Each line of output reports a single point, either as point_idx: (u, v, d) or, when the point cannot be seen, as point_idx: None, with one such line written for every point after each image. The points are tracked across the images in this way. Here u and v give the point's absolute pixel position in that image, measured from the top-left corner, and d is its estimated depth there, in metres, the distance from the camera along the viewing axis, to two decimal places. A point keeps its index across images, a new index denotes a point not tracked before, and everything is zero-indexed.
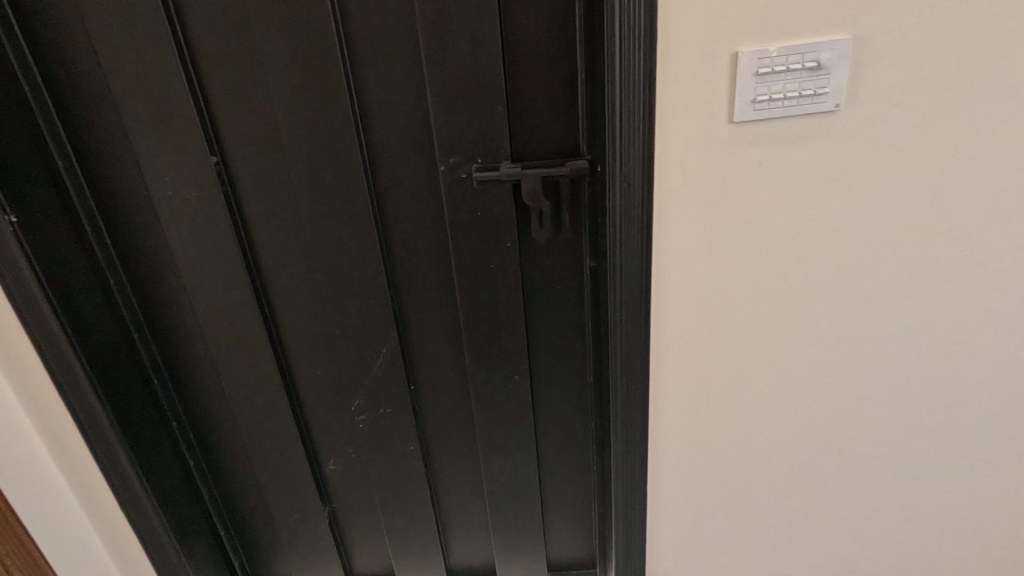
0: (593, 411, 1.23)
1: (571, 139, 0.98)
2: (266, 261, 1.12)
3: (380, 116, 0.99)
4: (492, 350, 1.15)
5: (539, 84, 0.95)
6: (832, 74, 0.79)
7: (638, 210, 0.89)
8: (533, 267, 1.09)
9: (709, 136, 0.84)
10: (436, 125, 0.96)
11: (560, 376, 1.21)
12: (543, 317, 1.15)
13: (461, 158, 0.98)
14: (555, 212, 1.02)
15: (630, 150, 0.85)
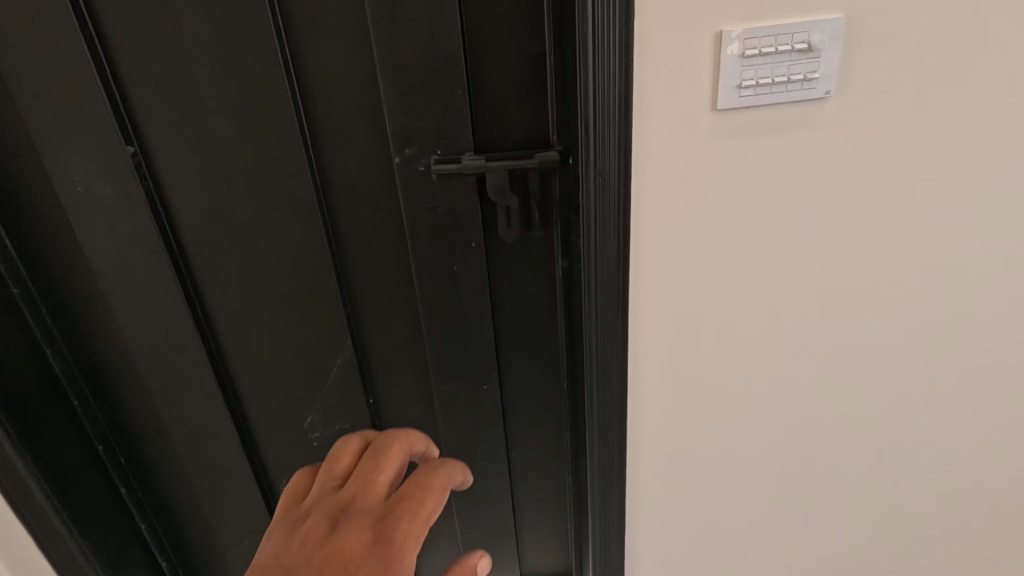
0: (567, 418, 1.16)
1: (540, 128, 0.89)
2: (201, 265, 0.99)
3: (325, 102, 0.88)
4: (458, 359, 1.06)
5: (504, 66, 0.85)
6: (823, 58, 0.72)
7: (614, 209, 0.81)
8: (501, 268, 1.00)
9: (690, 126, 0.77)
10: (389, 113, 0.85)
11: (532, 384, 1.13)
12: (512, 322, 1.06)
13: (419, 149, 0.87)
14: (524, 208, 0.93)
15: (605, 141, 0.77)
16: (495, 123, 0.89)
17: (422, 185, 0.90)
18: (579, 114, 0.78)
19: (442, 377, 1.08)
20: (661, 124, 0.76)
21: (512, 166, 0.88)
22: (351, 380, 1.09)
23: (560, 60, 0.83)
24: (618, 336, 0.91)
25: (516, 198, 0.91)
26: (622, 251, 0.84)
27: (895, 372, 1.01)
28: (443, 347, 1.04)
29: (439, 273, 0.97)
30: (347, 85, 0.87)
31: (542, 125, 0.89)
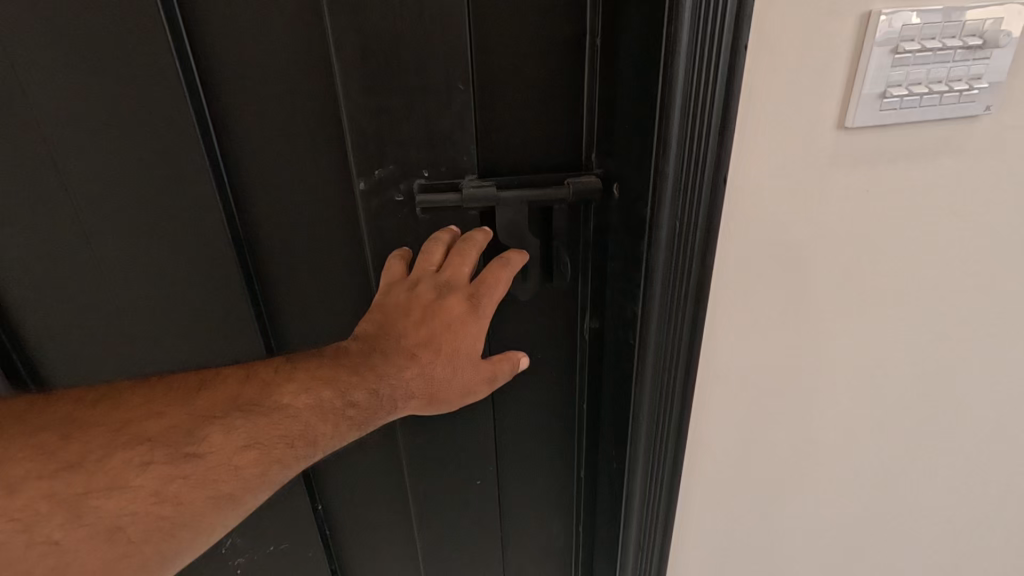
0: (582, 513, 0.90)
1: (570, 142, 0.63)
2: (39, 341, 0.62)
3: (244, 94, 0.56)
4: (441, 455, 0.77)
5: (523, 52, 0.58)
6: (994, 60, 0.51)
7: (692, 266, 0.55)
8: (505, 334, 0.73)
9: (807, 149, 0.53)
10: (350, 113, 0.55)
11: (536, 475, 0.86)
12: (515, 400, 0.79)
13: (397, 171, 0.58)
14: (544, 253, 0.66)
15: (692, 170, 0.51)
16: (507, 134, 0.61)
17: (399, 222, 0.60)
18: (648, 126, 0.52)
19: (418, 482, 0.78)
20: (768, 145, 0.52)
21: (535, 199, 0.60)
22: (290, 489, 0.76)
23: (611, 49, 0.57)
24: (678, 432, 0.66)
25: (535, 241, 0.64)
26: (697, 324, 0.59)
27: (1001, 460, 0.81)
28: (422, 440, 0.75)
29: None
30: (279, 67, 0.55)
31: (574, 138, 0.63)
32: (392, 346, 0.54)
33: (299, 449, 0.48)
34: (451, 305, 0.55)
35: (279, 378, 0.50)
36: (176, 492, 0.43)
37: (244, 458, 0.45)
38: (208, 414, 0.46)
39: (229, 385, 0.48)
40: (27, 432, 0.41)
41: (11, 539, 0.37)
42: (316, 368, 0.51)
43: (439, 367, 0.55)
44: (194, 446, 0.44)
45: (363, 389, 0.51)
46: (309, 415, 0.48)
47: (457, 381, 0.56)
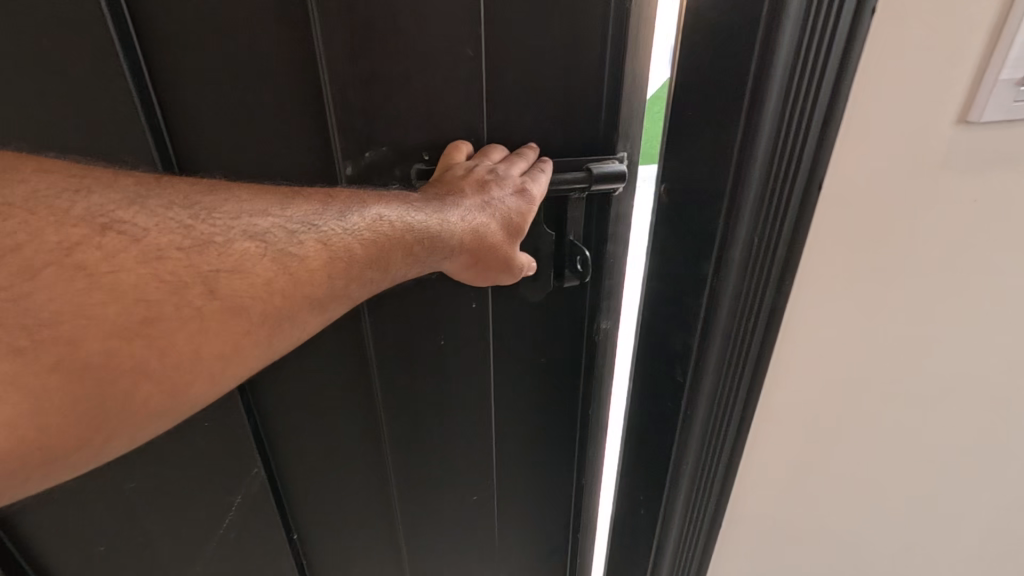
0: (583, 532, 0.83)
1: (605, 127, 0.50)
2: None
3: (187, 49, 0.39)
4: (433, 463, 0.68)
5: (557, 9, 0.44)
6: None
7: (768, 282, 0.45)
8: (517, 346, 0.62)
9: (923, 145, 0.42)
10: (334, 83, 0.42)
11: (536, 496, 0.77)
12: (515, 411, 0.67)
13: (389, 154, 0.46)
14: (561, 251, 0.55)
15: (787, 166, 0.40)
16: (528, 115, 0.48)
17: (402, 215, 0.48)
18: (727, 116, 0.40)
19: (408, 494, 0.70)
20: (872, 145, 0.41)
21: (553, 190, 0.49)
22: (260, 524, 0.64)
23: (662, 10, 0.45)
24: (725, 469, 0.58)
25: (554, 238, 0.54)
26: (763, 358, 0.50)
27: None
28: (412, 449, 0.66)
29: (413, 334, 0.57)
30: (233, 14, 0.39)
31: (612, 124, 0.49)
32: (459, 196, 0.42)
33: (373, 274, 0.39)
34: (520, 181, 0.44)
35: (359, 198, 0.39)
36: (283, 287, 0.34)
37: (332, 270, 0.36)
38: (309, 223, 0.36)
39: (318, 197, 0.38)
40: (154, 197, 0.32)
41: (165, 296, 0.30)
42: (380, 197, 0.40)
43: (497, 231, 0.44)
44: (297, 247, 0.35)
45: (432, 227, 0.41)
46: (385, 241, 0.38)
47: (509, 255, 0.46)
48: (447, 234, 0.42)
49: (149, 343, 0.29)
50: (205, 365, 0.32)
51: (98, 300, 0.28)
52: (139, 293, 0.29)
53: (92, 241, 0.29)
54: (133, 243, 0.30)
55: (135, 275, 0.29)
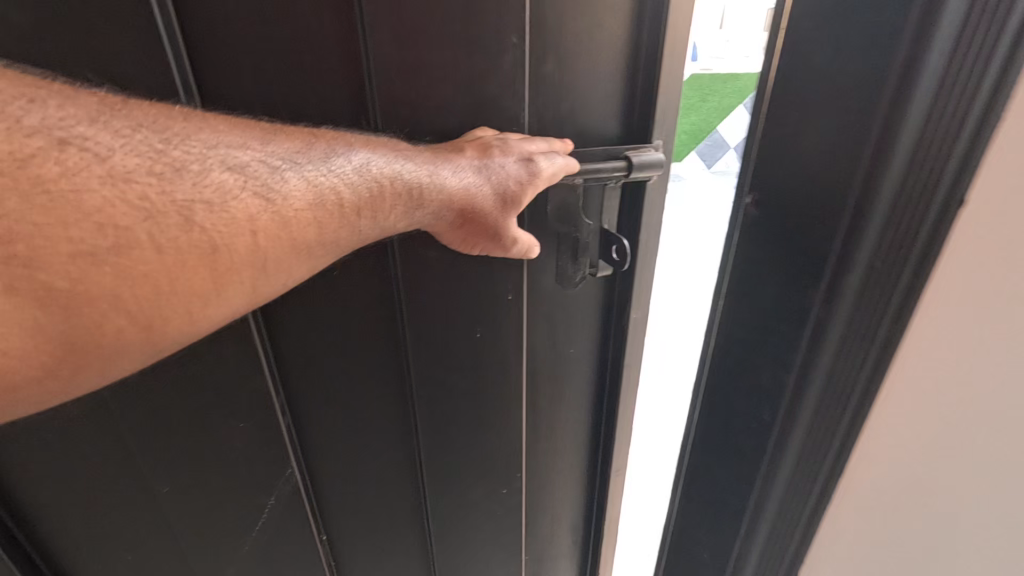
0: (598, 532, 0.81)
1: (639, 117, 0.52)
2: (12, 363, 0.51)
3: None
4: (466, 455, 0.66)
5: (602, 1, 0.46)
6: None
7: (898, 285, 0.40)
8: (550, 341, 0.62)
9: None
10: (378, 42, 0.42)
11: (558, 492, 0.76)
12: (542, 399, 0.66)
13: (405, 117, 0.45)
14: (602, 238, 0.55)
15: (933, 148, 0.36)
16: (567, 101, 0.50)
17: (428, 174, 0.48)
18: (862, 119, 0.38)
19: (439, 486, 0.67)
20: None
21: (594, 177, 0.51)
22: (293, 527, 0.63)
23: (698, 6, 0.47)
24: (816, 515, 0.52)
25: (595, 226, 0.55)
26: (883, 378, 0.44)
27: None
28: (446, 440, 0.63)
29: (445, 314, 0.55)
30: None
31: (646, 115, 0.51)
32: (455, 155, 0.43)
33: (362, 220, 0.39)
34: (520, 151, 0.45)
35: (347, 141, 0.39)
36: (258, 227, 0.33)
37: (319, 215, 0.36)
38: (292, 162, 0.35)
39: (302, 136, 0.37)
40: (120, 118, 0.29)
41: (134, 223, 0.28)
42: (378, 142, 0.41)
43: (491, 198, 0.46)
44: (276, 186, 0.34)
45: (421, 180, 0.42)
46: (371, 188, 0.39)
47: (502, 224, 0.47)
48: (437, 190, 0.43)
49: (121, 271, 0.28)
50: (178, 300, 0.30)
51: (54, 221, 0.26)
52: (102, 219, 0.27)
53: (48, 155, 0.26)
54: (96, 162, 0.27)
55: (98, 196, 0.27)
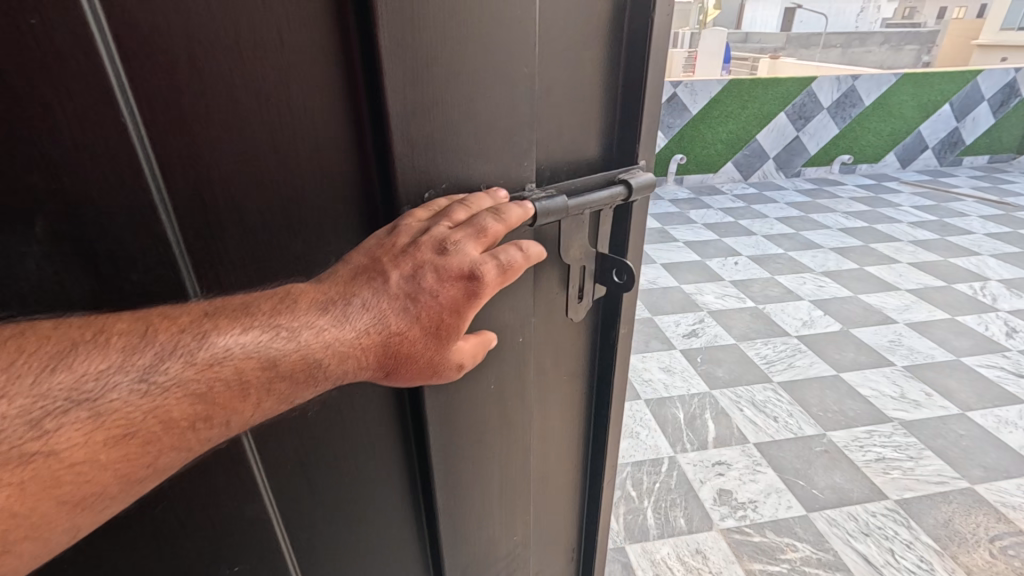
0: (594, 560, 0.79)
1: (625, 137, 0.51)
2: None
3: (223, 69, 0.29)
4: (490, 530, 0.58)
5: (593, 21, 0.45)
6: None
7: None
8: (548, 371, 0.59)
9: None
10: (395, 120, 0.34)
11: (554, 530, 0.72)
12: (547, 431, 0.62)
13: (425, 181, 0.37)
14: (599, 262, 0.52)
15: None
16: (563, 138, 0.47)
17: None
18: None
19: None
20: None
21: (600, 203, 0.46)
22: None
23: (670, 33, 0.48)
24: None
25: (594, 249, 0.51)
26: None
27: None
28: (469, 524, 0.54)
29: (467, 381, 0.47)
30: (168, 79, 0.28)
31: (633, 136, 0.50)
32: (376, 293, 0.32)
33: (232, 417, 0.29)
34: (463, 265, 0.34)
35: (205, 322, 0.28)
36: (46, 480, 0.24)
37: (118, 455, 0.26)
38: (85, 393, 0.25)
39: (131, 335, 0.26)
40: None
41: None
42: (245, 312, 0.29)
43: (428, 337, 0.34)
44: (72, 424, 0.24)
45: (316, 350, 0.30)
46: (233, 385, 0.28)
47: (437, 361, 0.35)
48: (344, 358, 0.31)
49: None
50: None
51: None
52: None
53: None
54: None
55: None
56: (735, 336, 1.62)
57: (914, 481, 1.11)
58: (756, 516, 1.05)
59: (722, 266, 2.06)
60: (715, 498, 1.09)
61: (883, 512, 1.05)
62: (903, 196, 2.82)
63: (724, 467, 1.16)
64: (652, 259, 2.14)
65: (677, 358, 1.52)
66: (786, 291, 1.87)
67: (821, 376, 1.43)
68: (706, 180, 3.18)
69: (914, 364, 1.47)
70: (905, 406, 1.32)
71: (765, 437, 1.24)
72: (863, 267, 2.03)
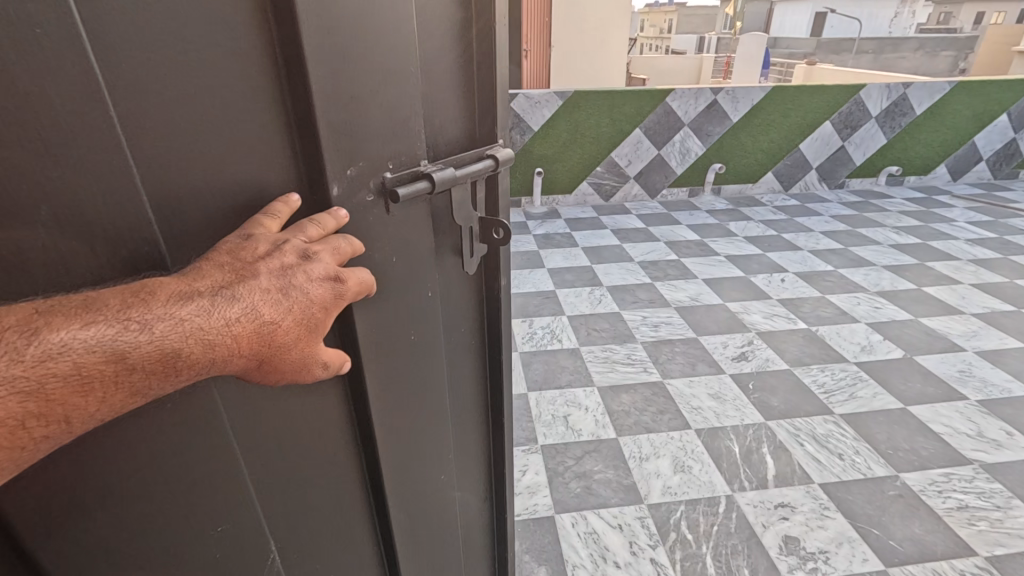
0: (507, 517, 0.81)
1: (484, 120, 0.55)
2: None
3: (192, 88, 0.33)
4: (424, 487, 0.59)
5: (448, 20, 0.49)
6: None
7: None
8: (452, 328, 0.60)
9: None
10: (320, 108, 0.37)
11: (472, 491, 0.74)
12: (457, 392, 0.64)
13: (345, 162, 0.40)
14: (482, 224, 0.57)
15: None
16: (443, 122, 0.51)
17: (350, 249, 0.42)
18: None
19: (406, 549, 0.59)
20: None
21: (478, 174, 0.51)
22: None
23: (501, 31, 0.55)
24: None
25: (477, 215, 0.56)
26: None
27: None
28: (405, 483, 0.56)
29: (392, 340, 0.49)
30: (41, 113, 0.28)
31: (491, 116, 0.56)
32: (239, 290, 0.33)
33: (88, 408, 0.28)
34: (325, 272, 0.37)
35: (34, 321, 0.26)
36: None
37: None
38: None
39: None
40: None
41: None
42: (87, 307, 0.28)
43: (293, 339, 0.35)
44: None
45: (175, 344, 0.29)
46: (83, 377, 0.27)
47: (301, 361, 0.37)
48: (204, 353, 0.31)
49: None
50: None
51: None
52: None
53: None
54: None
55: None
56: (788, 361, 1.54)
57: (1003, 535, 1.03)
58: (829, 570, 0.98)
59: (768, 284, 1.98)
60: (781, 547, 1.02)
61: (974, 571, 0.97)
62: (957, 211, 2.69)
63: (788, 511, 1.09)
64: (694, 274, 2.07)
65: (726, 385, 1.45)
66: (840, 312, 1.78)
67: (886, 409, 1.35)
68: (743, 191, 3.09)
69: (989, 399, 1.38)
70: (984, 447, 1.23)
71: (831, 476, 1.16)
72: (922, 287, 1.93)
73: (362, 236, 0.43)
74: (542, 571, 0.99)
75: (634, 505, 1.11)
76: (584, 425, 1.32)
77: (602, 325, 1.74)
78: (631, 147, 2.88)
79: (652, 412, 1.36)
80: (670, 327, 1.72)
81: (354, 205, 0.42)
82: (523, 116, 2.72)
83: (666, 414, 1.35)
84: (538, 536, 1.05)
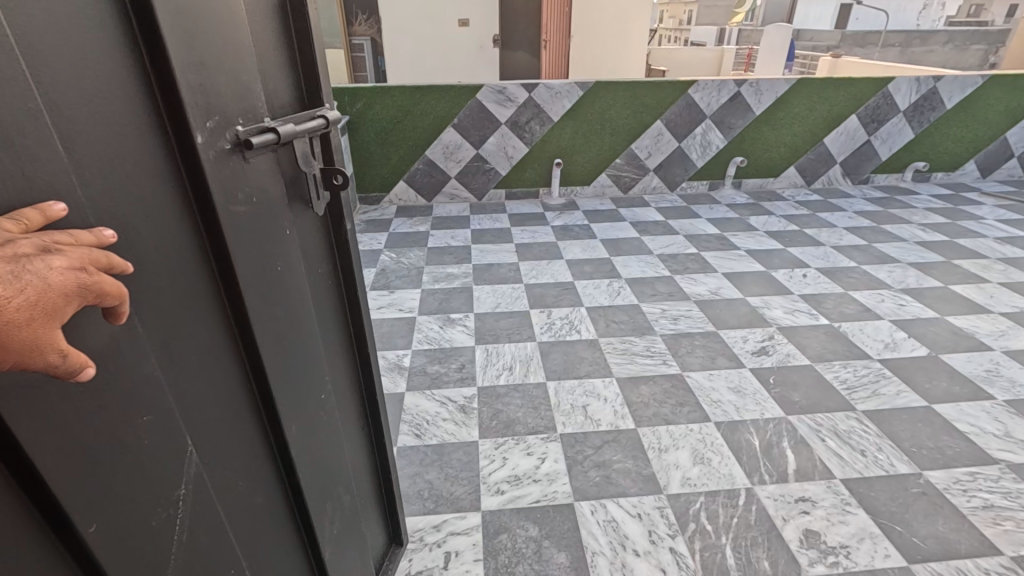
0: (387, 443, 0.88)
1: (310, 87, 0.60)
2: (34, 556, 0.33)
3: (72, 45, 0.34)
4: (312, 413, 0.64)
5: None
6: None
7: None
8: (311, 268, 0.65)
9: None
10: (175, 62, 0.40)
11: (350, 421, 0.79)
12: (322, 329, 0.69)
13: (202, 115, 0.43)
14: (322, 173, 0.63)
15: None
16: (275, 88, 0.54)
17: (219, 190, 0.45)
18: None
19: (308, 478, 0.63)
20: None
21: (315, 131, 0.57)
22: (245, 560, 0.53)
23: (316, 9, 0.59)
24: None
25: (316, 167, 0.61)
26: None
27: None
28: (296, 409, 0.60)
29: (265, 275, 0.53)
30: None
31: (314, 81, 0.60)
32: None
33: None
34: (74, 271, 0.30)
35: None
36: None
37: None
38: None
39: None
40: None
41: None
42: None
43: (24, 312, 0.28)
44: None
45: None
46: None
47: (26, 344, 0.28)
48: None
49: None
50: None
51: None
52: None
53: None
54: None
55: None
56: (810, 357, 1.53)
57: None
58: (850, 564, 0.97)
59: (789, 279, 1.95)
60: (801, 540, 1.02)
61: (999, 570, 0.96)
62: (986, 209, 2.63)
63: (809, 505, 1.09)
64: (713, 269, 2.05)
65: (747, 379, 1.44)
66: (864, 309, 1.75)
67: (910, 407, 1.33)
68: (765, 185, 3.05)
69: (1018, 398, 1.35)
70: (1011, 447, 1.21)
71: (853, 473, 1.15)
72: (948, 285, 1.89)
73: (231, 184, 0.47)
74: (562, 556, 1.00)
75: (654, 495, 1.11)
76: (603, 415, 1.32)
77: (621, 317, 1.73)
78: (651, 140, 2.85)
79: (671, 404, 1.35)
80: (690, 320, 1.71)
81: (219, 154, 0.45)
82: (542, 107, 2.71)
83: (685, 407, 1.35)
84: (558, 522, 1.06)
